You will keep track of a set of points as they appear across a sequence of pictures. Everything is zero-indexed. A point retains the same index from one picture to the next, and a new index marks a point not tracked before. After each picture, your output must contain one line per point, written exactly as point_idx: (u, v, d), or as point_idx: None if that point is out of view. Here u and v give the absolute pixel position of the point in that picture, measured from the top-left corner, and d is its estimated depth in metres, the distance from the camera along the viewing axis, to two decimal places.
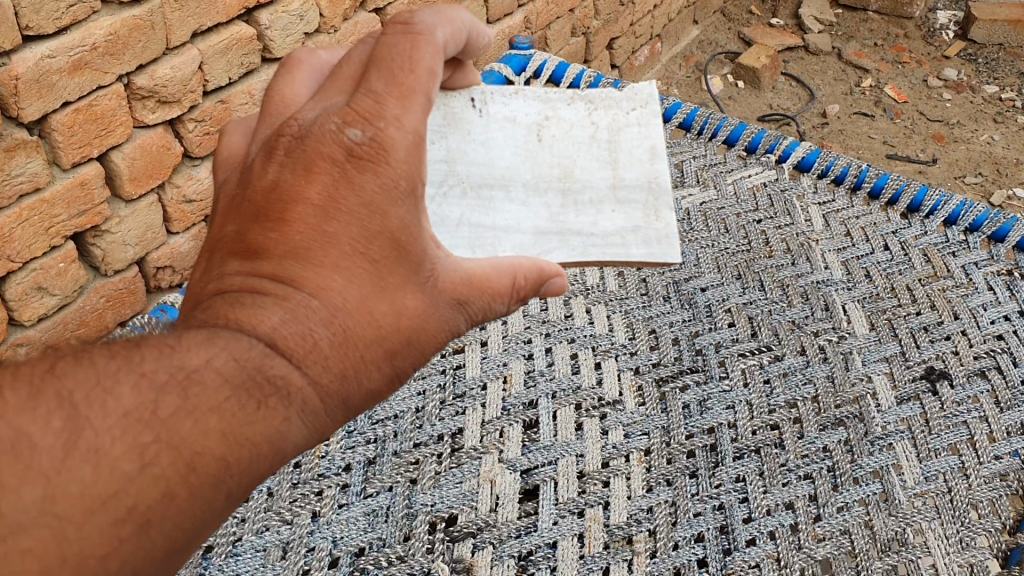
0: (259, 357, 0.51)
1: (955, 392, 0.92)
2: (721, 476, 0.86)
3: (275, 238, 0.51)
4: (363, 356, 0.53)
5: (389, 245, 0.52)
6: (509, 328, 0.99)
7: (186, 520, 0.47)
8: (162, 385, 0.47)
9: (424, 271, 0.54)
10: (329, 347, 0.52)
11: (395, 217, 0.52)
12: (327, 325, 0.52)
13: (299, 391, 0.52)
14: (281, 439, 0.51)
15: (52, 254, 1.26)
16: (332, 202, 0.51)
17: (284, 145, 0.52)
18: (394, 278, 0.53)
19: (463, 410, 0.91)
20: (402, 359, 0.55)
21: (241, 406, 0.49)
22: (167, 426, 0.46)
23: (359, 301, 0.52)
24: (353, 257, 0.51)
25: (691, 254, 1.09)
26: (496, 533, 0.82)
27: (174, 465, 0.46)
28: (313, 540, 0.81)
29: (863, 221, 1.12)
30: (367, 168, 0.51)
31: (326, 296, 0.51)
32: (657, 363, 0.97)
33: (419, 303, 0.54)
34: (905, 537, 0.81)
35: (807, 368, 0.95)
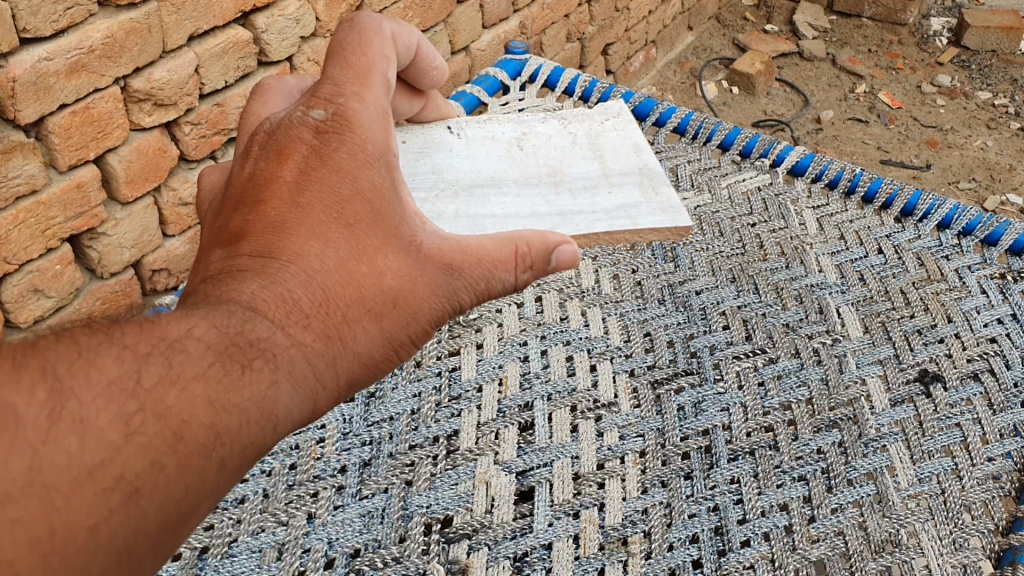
0: (239, 323, 0.52)
1: (949, 394, 0.93)
2: (716, 478, 0.87)
3: (252, 215, 0.55)
4: (347, 316, 0.55)
5: (363, 208, 0.56)
6: (505, 331, 1.00)
7: (178, 491, 0.46)
8: (145, 356, 0.48)
9: (404, 236, 0.58)
10: (310, 307, 0.54)
11: (367, 179, 0.56)
12: (307, 287, 0.54)
13: (283, 353, 0.53)
14: (270, 403, 0.51)
15: (49, 256, 1.26)
16: (303, 172, 0.55)
17: (260, 140, 0.58)
18: (371, 240, 0.56)
19: (459, 412, 0.92)
20: (390, 321, 0.57)
21: (226, 371, 0.50)
22: (152, 395, 0.46)
23: (336, 263, 0.55)
24: (328, 221, 0.54)
25: (686, 257, 1.09)
26: (491, 534, 0.82)
27: (161, 434, 0.46)
28: (309, 541, 0.81)
29: (857, 225, 1.13)
30: (333, 139, 0.56)
31: (303, 261, 0.54)
32: (653, 366, 0.97)
33: (400, 266, 0.57)
34: (898, 539, 0.82)
35: (801, 370, 0.96)
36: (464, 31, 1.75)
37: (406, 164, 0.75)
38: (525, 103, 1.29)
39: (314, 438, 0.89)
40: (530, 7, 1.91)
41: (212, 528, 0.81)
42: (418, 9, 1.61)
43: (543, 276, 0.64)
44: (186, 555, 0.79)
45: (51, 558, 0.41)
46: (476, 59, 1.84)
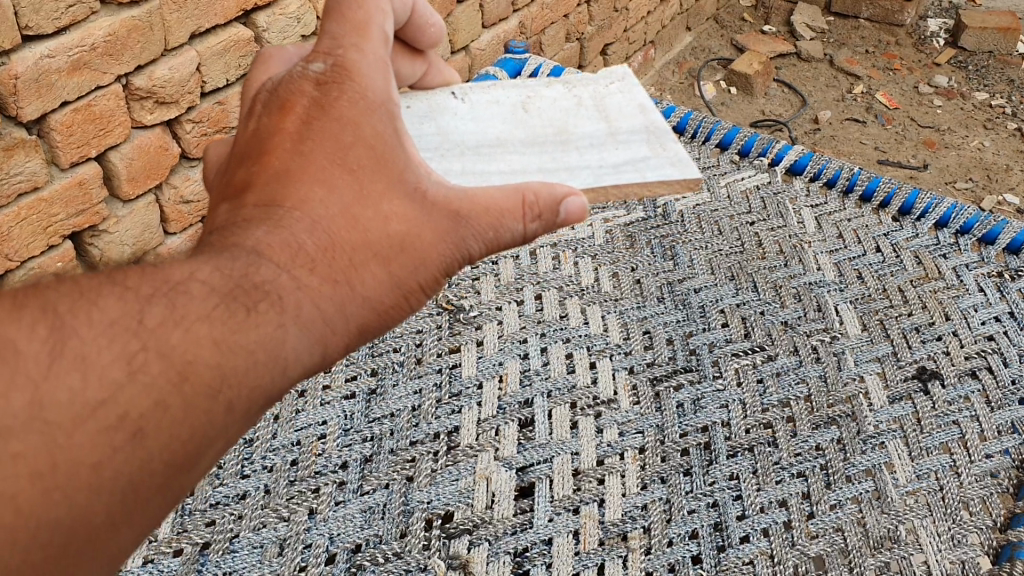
0: (244, 267, 0.52)
1: (947, 392, 0.93)
2: (715, 474, 0.87)
3: (258, 168, 0.56)
4: (354, 261, 0.55)
5: (366, 154, 0.56)
6: (505, 328, 1.00)
7: (184, 431, 0.48)
8: (148, 297, 0.49)
9: (408, 181, 0.57)
10: (316, 251, 0.53)
11: (368, 126, 0.56)
12: (312, 232, 0.54)
13: (290, 297, 0.52)
14: (278, 345, 0.52)
15: (50, 253, 1.26)
16: (305, 122, 0.56)
17: (262, 98, 0.59)
18: (375, 184, 0.56)
19: (459, 409, 0.92)
20: (398, 267, 0.57)
21: (232, 313, 0.50)
22: (155, 335, 0.47)
23: (341, 209, 0.55)
24: (331, 168, 0.55)
25: (685, 256, 1.10)
26: (492, 529, 0.82)
27: (165, 374, 0.47)
28: (311, 537, 0.81)
29: (855, 223, 1.13)
30: (333, 88, 0.57)
31: (307, 207, 0.54)
32: (652, 363, 0.97)
33: (405, 211, 0.57)
34: (897, 535, 0.82)
35: (799, 368, 0.96)
36: (463, 30, 1.75)
37: (412, 127, 0.75)
38: None
39: (316, 435, 0.89)
40: (528, 7, 1.92)
41: (214, 524, 0.82)
42: None
43: (555, 228, 0.64)
44: (187, 551, 0.80)
45: (52, 492, 0.43)
46: (475, 58, 1.84)
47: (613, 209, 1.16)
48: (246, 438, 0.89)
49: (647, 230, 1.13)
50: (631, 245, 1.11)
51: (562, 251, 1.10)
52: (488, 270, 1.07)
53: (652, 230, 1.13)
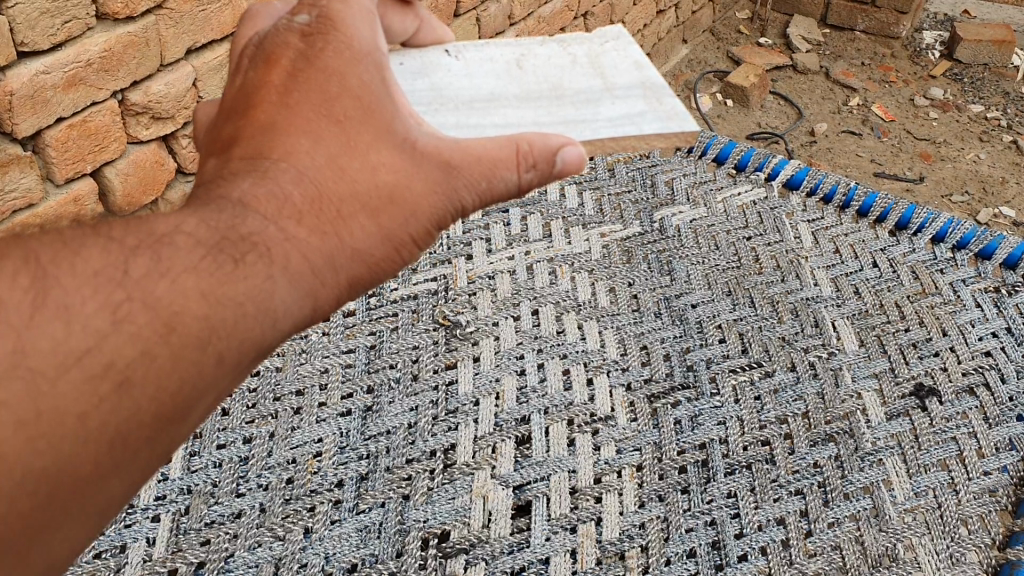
0: (230, 219, 0.52)
1: (945, 408, 0.93)
2: (713, 491, 0.87)
3: (243, 120, 0.56)
4: (342, 212, 0.55)
5: (353, 105, 0.56)
6: (502, 343, 1.00)
7: (173, 383, 0.49)
8: (133, 249, 0.49)
9: (397, 130, 0.57)
10: (302, 203, 0.54)
11: (354, 76, 0.56)
12: (298, 184, 0.54)
13: (276, 248, 0.53)
14: (266, 297, 0.52)
15: None
16: (291, 74, 0.56)
17: (249, 52, 0.59)
18: (362, 134, 0.56)
19: (456, 426, 0.91)
20: (388, 218, 0.57)
21: (218, 265, 0.50)
22: (140, 286, 0.48)
23: (327, 160, 0.55)
24: (317, 119, 0.55)
25: (682, 270, 1.10)
26: (489, 549, 0.82)
27: (152, 325, 0.48)
28: (307, 556, 0.81)
29: (852, 238, 1.13)
30: (318, 39, 0.57)
31: (293, 159, 0.54)
32: (649, 379, 0.97)
33: (395, 161, 0.57)
34: (895, 553, 0.82)
35: (797, 384, 0.96)
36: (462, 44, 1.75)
37: (404, 83, 0.74)
38: None
39: (312, 452, 0.89)
40: (526, 21, 1.92)
41: (208, 543, 0.81)
42: None
43: (552, 178, 0.63)
44: (182, 570, 0.79)
45: (38, 441, 0.44)
46: None
47: (611, 224, 1.16)
48: (242, 455, 0.88)
49: (644, 245, 1.13)
50: (628, 260, 1.11)
51: (559, 266, 1.09)
52: (485, 285, 1.07)
53: (649, 245, 1.13)
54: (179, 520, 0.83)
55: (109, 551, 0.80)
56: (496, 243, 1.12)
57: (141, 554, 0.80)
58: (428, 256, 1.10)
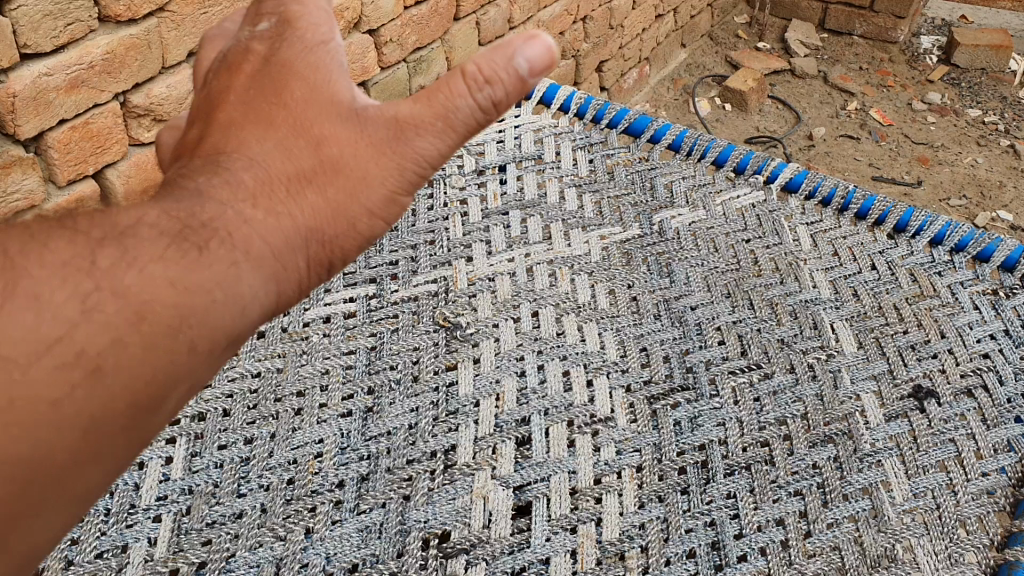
0: (188, 208, 0.53)
1: (943, 410, 0.94)
2: (713, 492, 0.87)
3: (209, 124, 0.59)
4: (294, 191, 0.56)
5: (300, 91, 0.58)
6: (502, 346, 1.00)
7: (146, 370, 0.48)
8: (100, 240, 0.50)
9: (342, 100, 0.58)
10: (252, 185, 0.55)
11: (304, 67, 0.59)
12: (249, 169, 0.56)
13: (239, 238, 0.53)
14: (234, 285, 0.52)
15: None
16: (252, 76, 0.60)
17: (214, 68, 0.64)
18: (305, 109, 0.58)
19: (456, 427, 0.92)
20: (341, 191, 0.57)
21: (183, 253, 0.51)
22: (109, 276, 0.48)
23: (276, 145, 0.57)
24: (269, 112, 0.58)
25: (681, 273, 1.10)
26: (488, 549, 0.82)
27: (122, 313, 0.48)
28: (307, 556, 0.81)
29: (850, 240, 1.14)
30: (278, 45, 0.61)
31: (244, 149, 0.57)
32: (649, 381, 0.97)
33: (343, 132, 0.57)
34: (894, 553, 0.82)
35: (796, 386, 0.96)
36: (462, 47, 1.75)
37: None
38: (521, 119, 1.34)
39: (313, 453, 0.89)
40: (524, 25, 1.92)
41: (209, 543, 0.81)
42: (414, 27, 1.59)
43: (524, 86, 0.55)
44: (183, 570, 0.79)
45: (13, 428, 0.44)
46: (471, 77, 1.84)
47: (610, 226, 1.16)
48: (242, 456, 0.88)
49: (643, 247, 1.14)
50: (628, 263, 1.12)
51: (558, 269, 1.10)
52: (484, 287, 1.07)
53: (647, 247, 1.14)
54: (179, 521, 0.83)
55: (110, 551, 0.80)
56: (496, 246, 1.13)
57: (142, 554, 0.80)
58: (428, 259, 1.10)
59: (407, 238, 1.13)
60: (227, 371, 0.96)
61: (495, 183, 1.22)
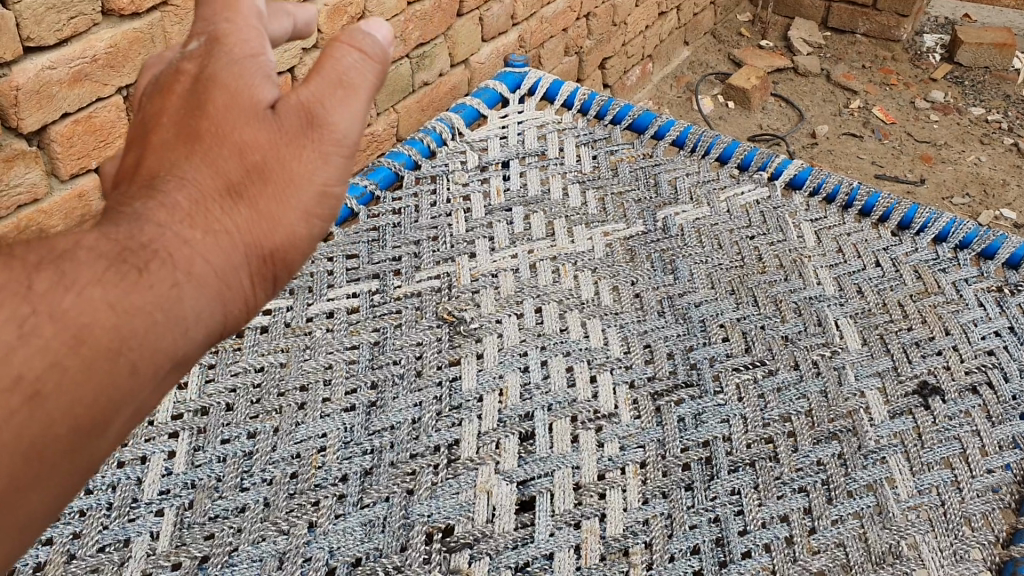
0: (127, 230, 0.47)
1: (947, 406, 0.94)
2: (717, 488, 0.86)
3: (134, 153, 0.53)
4: (229, 206, 0.50)
5: (226, 103, 0.52)
6: (505, 342, 1.00)
7: (87, 395, 0.42)
8: (35, 263, 0.42)
9: (260, 102, 0.53)
10: (188, 205, 0.49)
11: (231, 74, 0.53)
12: (182, 189, 0.50)
13: (176, 257, 0.47)
14: (175, 306, 0.46)
15: None
16: (180, 92, 0.54)
17: (143, 92, 0.57)
18: (226, 116, 0.52)
19: (460, 422, 0.92)
20: (273, 196, 0.52)
21: (123, 275, 0.45)
22: (48, 299, 0.41)
23: (208, 163, 0.51)
24: (197, 129, 0.52)
25: (685, 269, 1.10)
26: (492, 544, 0.81)
27: (61, 336, 0.41)
28: (310, 550, 0.80)
29: (855, 237, 1.14)
30: (205, 58, 0.55)
31: (176, 169, 0.50)
32: (653, 378, 0.97)
33: (268, 136, 0.53)
34: (899, 550, 0.82)
35: (800, 383, 0.96)
36: (465, 44, 1.75)
37: None
38: (524, 115, 1.33)
39: (316, 447, 0.89)
40: (527, 22, 1.92)
41: (212, 536, 0.81)
42: (417, 22, 1.58)
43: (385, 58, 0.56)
44: (186, 564, 0.79)
45: None
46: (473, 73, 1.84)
47: (614, 222, 1.16)
48: (245, 450, 0.88)
49: (647, 244, 1.13)
50: (632, 259, 1.11)
51: (562, 265, 1.10)
52: (488, 283, 1.07)
53: (652, 244, 1.13)
54: (182, 514, 0.83)
55: (112, 545, 0.80)
56: (499, 242, 1.12)
57: (145, 549, 0.80)
58: (432, 254, 1.10)
59: (409, 234, 1.13)
60: (229, 366, 0.96)
61: (498, 179, 1.22)
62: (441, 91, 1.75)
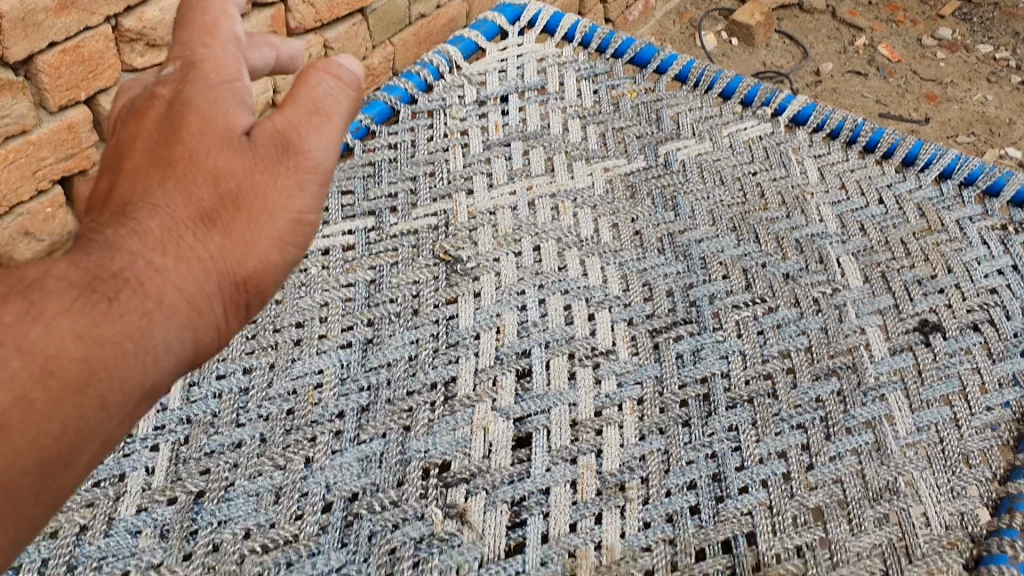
0: (97, 261, 0.50)
1: (948, 344, 0.93)
2: (714, 425, 0.86)
3: (109, 179, 0.56)
4: (200, 236, 0.54)
5: (200, 132, 0.56)
6: (503, 279, 0.99)
7: (55, 428, 0.45)
8: (3, 295, 0.46)
9: (235, 129, 0.57)
10: (160, 235, 0.53)
11: (205, 105, 0.57)
12: (154, 216, 0.53)
13: (146, 286, 0.51)
14: (145, 336, 0.50)
15: (39, 199, 1.27)
16: (155, 117, 0.57)
17: (119, 114, 0.60)
18: (201, 142, 0.56)
19: (456, 359, 0.91)
20: (245, 225, 0.55)
21: (92, 305, 0.48)
22: (14, 330, 0.44)
23: (182, 191, 0.54)
24: (171, 160, 0.55)
25: (686, 206, 1.08)
26: (488, 479, 0.82)
27: (29, 368, 0.44)
28: (307, 485, 0.80)
29: (858, 174, 1.12)
30: (181, 84, 0.58)
31: (149, 198, 0.54)
32: (652, 316, 0.96)
33: (240, 164, 0.56)
34: (896, 486, 0.81)
35: (800, 320, 0.95)
36: None
37: None
38: (523, 48, 1.30)
39: (312, 384, 0.88)
40: None
41: (209, 472, 0.81)
42: None
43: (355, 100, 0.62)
44: (182, 499, 0.79)
45: None
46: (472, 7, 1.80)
47: (614, 158, 1.14)
48: (241, 386, 0.88)
49: (648, 180, 1.12)
50: (633, 195, 1.10)
51: (561, 201, 1.08)
52: (485, 220, 1.05)
53: (653, 180, 1.12)
54: (178, 450, 0.83)
55: (108, 480, 0.80)
56: (498, 177, 1.11)
57: (140, 483, 0.80)
58: (429, 190, 1.08)
59: (406, 169, 1.11)
60: None
61: (497, 114, 1.20)
62: (438, 24, 1.71)
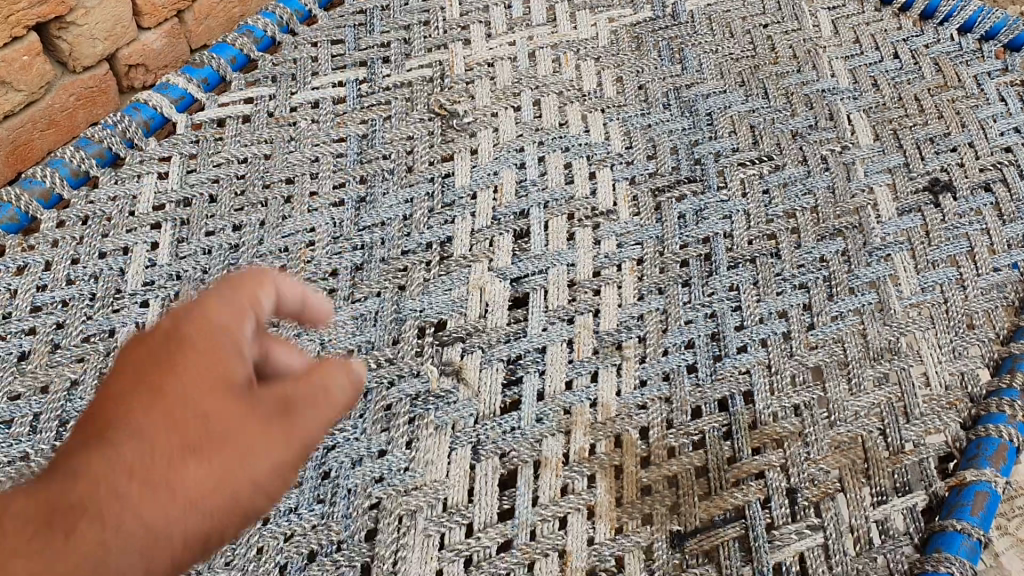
0: (52, 498, 0.40)
1: (958, 205, 0.90)
2: (715, 285, 0.84)
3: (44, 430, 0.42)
4: (165, 482, 0.42)
5: (168, 446, 0.42)
6: (501, 136, 0.95)
7: None
8: None
9: (229, 382, 0.45)
10: (113, 501, 0.40)
11: (187, 363, 0.45)
12: (132, 447, 0.42)
13: (108, 524, 0.40)
14: (116, 558, 0.40)
15: (16, 45, 1.37)
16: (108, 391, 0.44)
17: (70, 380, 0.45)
18: (179, 405, 0.43)
19: (452, 220, 0.88)
20: (219, 491, 0.43)
21: (48, 540, 0.39)
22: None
23: (133, 478, 0.41)
24: (125, 425, 0.42)
25: (693, 59, 1.04)
26: (485, 338, 0.81)
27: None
28: (301, 343, 0.79)
29: (874, 27, 1.07)
30: (163, 339, 0.46)
31: (97, 468, 0.41)
32: (654, 174, 0.93)
33: (226, 412, 0.44)
34: (897, 346, 0.80)
35: (807, 179, 0.92)
36: None
37: None
38: None
39: (304, 242, 0.86)
40: None
41: None
42: None
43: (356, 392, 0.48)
44: None
45: None
46: None
47: (620, 8, 1.09)
48: (231, 244, 0.86)
49: (655, 31, 1.07)
50: (638, 48, 1.05)
51: (563, 54, 1.03)
52: (483, 73, 1.01)
53: (660, 31, 1.07)
54: (168, 306, 0.81)
55: (97, 335, 0.79)
56: (496, 28, 1.05)
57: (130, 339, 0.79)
58: (423, 41, 1.03)
59: (399, 18, 1.06)
60: (211, 158, 0.92)
61: None
62: None
